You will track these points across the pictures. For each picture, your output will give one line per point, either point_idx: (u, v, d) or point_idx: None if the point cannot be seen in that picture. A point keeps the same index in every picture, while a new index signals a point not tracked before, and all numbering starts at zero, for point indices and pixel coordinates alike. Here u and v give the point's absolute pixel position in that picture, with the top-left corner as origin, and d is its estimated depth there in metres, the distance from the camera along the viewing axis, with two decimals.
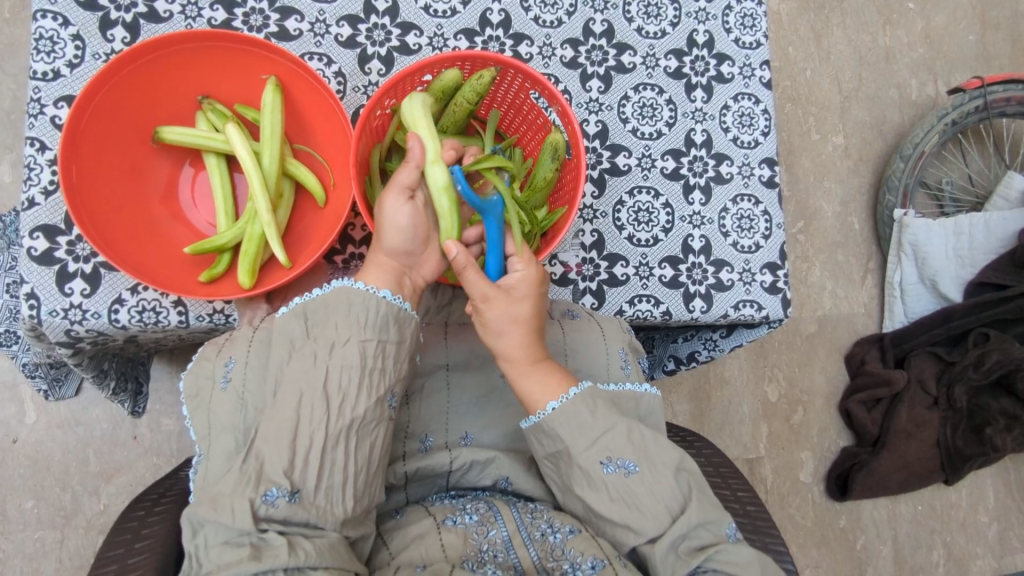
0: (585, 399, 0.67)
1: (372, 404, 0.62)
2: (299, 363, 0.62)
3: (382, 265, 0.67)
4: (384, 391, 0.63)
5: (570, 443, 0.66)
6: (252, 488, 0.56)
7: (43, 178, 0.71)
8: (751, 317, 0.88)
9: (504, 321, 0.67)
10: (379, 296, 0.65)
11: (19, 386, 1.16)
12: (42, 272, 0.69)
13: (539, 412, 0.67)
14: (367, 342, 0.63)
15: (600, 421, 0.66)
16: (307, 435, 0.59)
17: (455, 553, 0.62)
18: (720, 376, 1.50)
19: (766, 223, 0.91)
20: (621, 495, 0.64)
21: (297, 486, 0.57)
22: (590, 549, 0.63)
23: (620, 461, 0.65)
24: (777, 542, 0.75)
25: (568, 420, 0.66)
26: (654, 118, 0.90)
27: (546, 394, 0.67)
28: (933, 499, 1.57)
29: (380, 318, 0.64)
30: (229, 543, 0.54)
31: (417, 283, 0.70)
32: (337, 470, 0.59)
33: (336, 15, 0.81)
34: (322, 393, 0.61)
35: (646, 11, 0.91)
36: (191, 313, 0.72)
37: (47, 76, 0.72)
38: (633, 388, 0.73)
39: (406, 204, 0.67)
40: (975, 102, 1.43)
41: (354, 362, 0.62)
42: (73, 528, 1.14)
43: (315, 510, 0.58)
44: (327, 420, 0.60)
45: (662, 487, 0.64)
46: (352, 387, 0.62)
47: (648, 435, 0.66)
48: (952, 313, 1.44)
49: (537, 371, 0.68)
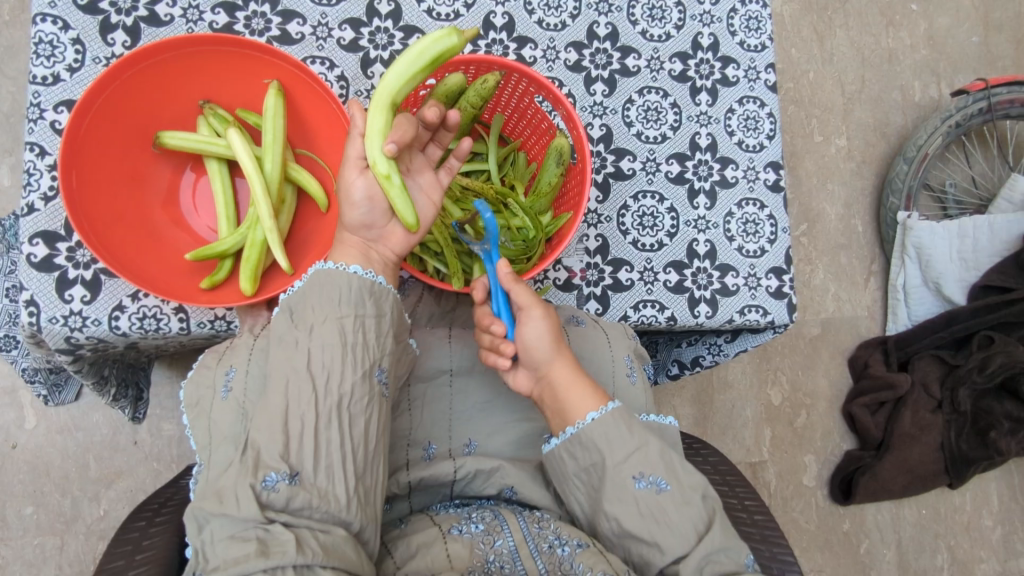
0: (623, 416, 0.67)
1: (359, 380, 0.61)
2: (281, 350, 0.62)
3: (346, 243, 0.66)
4: (370, 365, 0.62)
5: (606, 454, 0.65)
6: (251, 475, 0.55)
7: (43, 183, 0.70)
8: (756, 322, 0.87)
9: (544, 338, 0.69)
10: (350, 273, 0.64)
11: (19, 390, 1.16)
12: (42, 279, 0.68)
13: (579, 422, 0.66)
14: (344, 318, 0.62)
15: (635, 436, 0.66)
16: (298, 417, 0.58)
17: (461, 563, 0.62)
18: (723, 380, 1.49)
19: (772, 227, 0.90)
20: (651, 511, 0.63)
21: (296, 468, 0.57)
22: (600, 565, 0.62)
23: (652, 478, 0.64)
24: (786, 552, 0.74)
25: (604, 432, 0.66)
26: (659, 122, 0.89)
27: (585, 404, 0.67)
28: (936, 502, 1.56)
29: (354, 293, 0.63)
30: (235, 537, 0.53)
31: (387, 255, 0.68)
32: (333, 448, 0.58)
33: (338, 18, 0.80)
34: (307, 375, 0.60)
35: (650, 14, 0.90)
36: (192, 320, 0.72)
37: (47, 80, 0.71)
38: (658, 419, 0.74)
39: (357, 177, 0.64)
40: (978, 104, 1.43)
41: (334, 339, 0.61)
42: (73, 534, 1.13)
43: (318, 492, 0.57)
44: (316, 401, 0.59)
45: (690, 510, 0.63)
46: (336, 363, 0.61)
47: (678, 458, 0.66)
48: (955, 316, 1.43)
49: (577, 385, 0.69)
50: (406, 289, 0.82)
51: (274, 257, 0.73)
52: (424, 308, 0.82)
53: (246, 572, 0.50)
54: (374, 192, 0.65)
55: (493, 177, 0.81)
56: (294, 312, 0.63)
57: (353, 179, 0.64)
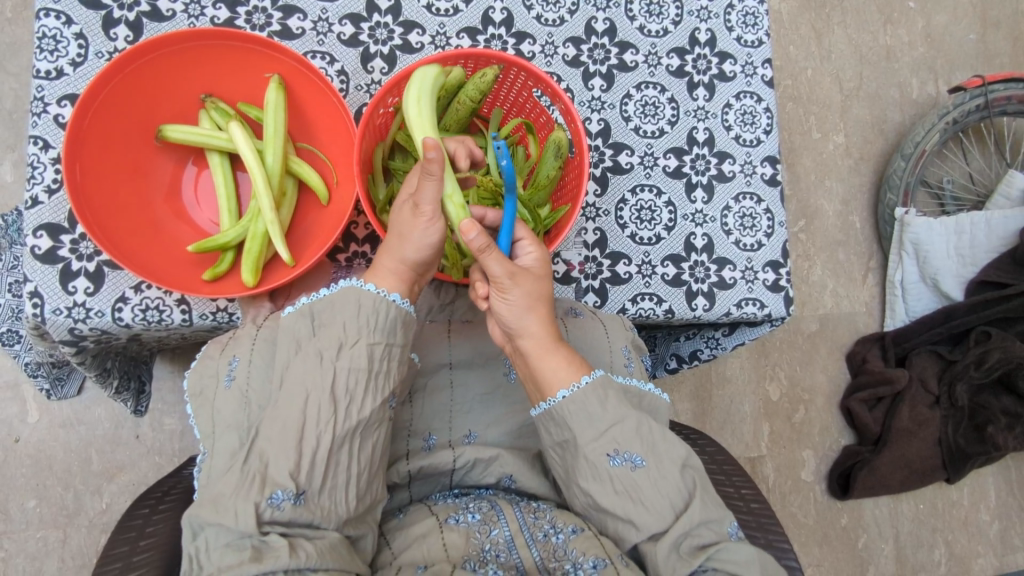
0: (596, 389, 0.67)
1: (378, 407, 0.62)
2: (305, 362, 0.62)
3: (391, 268, 0.65)
4: (387, 394, 0.63)
5: (577, 433, 0.66)
6: (257, 491, 0.56)
7: (46, 176, 0.71)
8: (753, 315, 0.88)
9: (526, 302, 0.67)
10: (391, 300, 0.64)
11: (21, 385, 1.16)
12: (45, 271, 0.69)
13: (550, 399, 0.67)
14: (374, 343, 0.63)
15: (609, 414, 0.66)
16: (314, 436, 0.59)
17: (457, 553, 0.63)
18: (721, 375, 1.50)
19: (769, 221, 0.91)
20: (625, 488, 0.64)
21: (302, 488, 0.57)
22: (593, 549, 0.63)
23: (627, 454, 0.65)
24: (781, 540, 0.75)
25: (578, 410, 0.66)
26: (656, 116, 0.90)
27: (563, 377, 0.67)
28: (934, 498, 1.57)
29: (388, 322, 0.64)
30: (231, 545, 0.54)
31: (422, 284, 0.69)
32: (341, 470, 0.60)
33: (339, 13, 0.81)
34: (329, 395, 0.60)
35: (648, 10, 0.91)
36: (194, 311, 0.72)
37: (51, 74, 0.72)
38: (638, 386, 0.73)
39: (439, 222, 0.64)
40: (976, 101, 1.44)
41: (362, 364, 0.62)
42: (75, 527, 1.14)
43: (320, 511, 0.58)
44: (334, 422, 0.60)
45: (667, 483, 0.64)
46: (360, 388, 0.61)
47: (657, 430, 0.67)
48: (953, 311, 1.44)
49: (553, 355, 0.68)
50: None
51: (275, 249, 0.73)
52: (423, 301, 0.82)
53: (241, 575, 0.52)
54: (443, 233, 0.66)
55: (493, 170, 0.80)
56: (324, 331, 0.63)
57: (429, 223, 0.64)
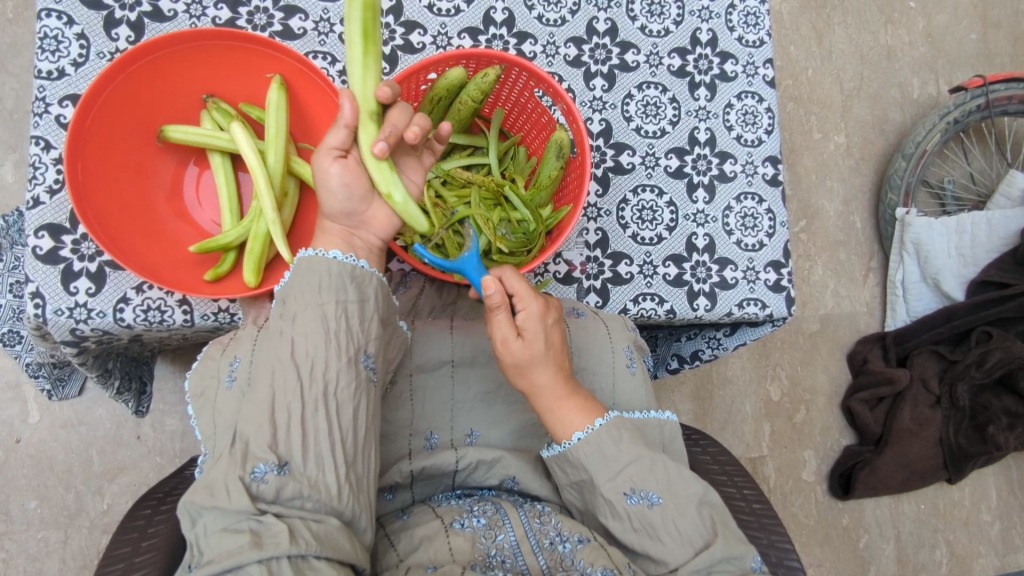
0: (610, 431, 0.68)
1: (345, 367, 0.61)
2: (270, 341, 0.62)
3: (328, 231, 0.65)
4: (354, 352, 0.62)
5: (594, 473, 0.67)
6: (240, 466, 0.56)
7: (48, 176, 0.71)
8: (754, 315, 0.88)
9: (530, 364, 0.67)
10: (328, 258, 0.63)
11: (22, 386, 1.16)
12: (47, 271, 0.69)
13: (565, 443, 0.68)
14: (325, 304, 0.62)
15: (625, 453, 0.67)
16: (285, 408, 0.58)
17: (463, 557, 0.63)
18: (722, 375, 1.50)
19: (770, 221, 0.91)
20: (643, 526, 0.65)
21: (284, 458, 0.57)
22: (600, 560, 0.64)
23: (643, 493, 0.66)
24: (784, 540, 0.75)
25: (593, 451, 0.67)
26: (658, 116, 0.90)
27: (572, 424, 0.68)
28: (935, 498, 1.57)
29: (334, 278, 0.62)
30: (228, 529, 0.54)
31: (371, 241, 0.67)
32: (321, 438, 0.58)
33: (340, 13, 0.81)
34: (291, 365, 0.60)
35: (649, 10, 0.91)
36: (196, 312, 0.72)
37: (52, 75, 0.72)
38: (657, 416, 0.74)
39: (333, 163, 0.62)
40: (977, 101, 1.44)
41: (317, 327, 0.61)
42: (76, 528, 1.14)
43: (308, 481, 0.57)
44: (302, 391, 0.59)
45: (685, 521, 0.65)
46: (320, 351, 0.60)
47: (672, 467, 0.67)
48: (954, 311, 1.44)
49: (564, 401, 0.69)
50: (407, 282, 0.82)
51: (277, 249, 0.74)
52: (425, 302, 0.81)
53: (243, 561, 0.51)
54: (357, 180, 0.63)
55: (494, 171, 0.80)
56: (282, 305, 0.63)
57: (329, 167, 0.62)
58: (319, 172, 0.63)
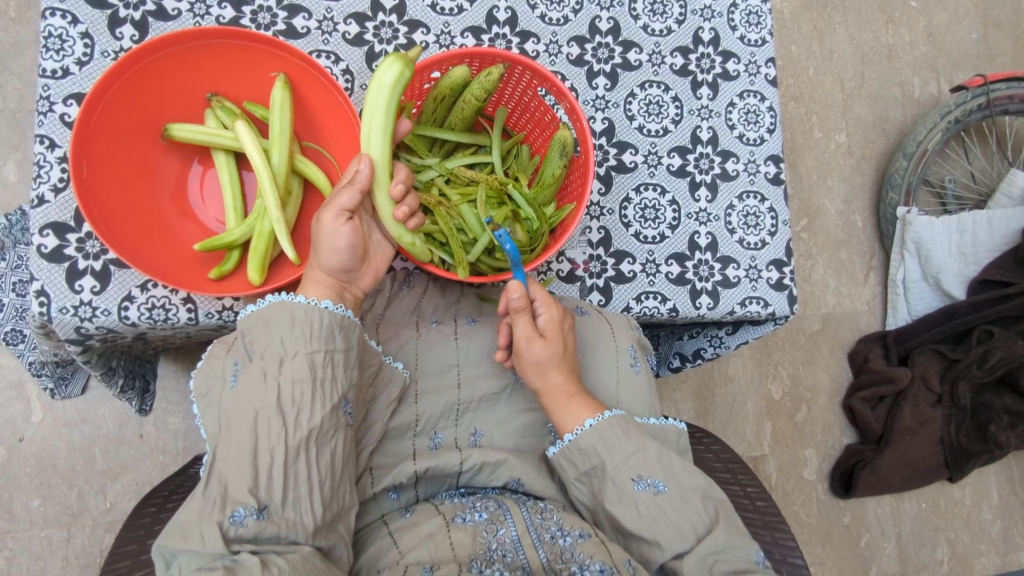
0: (618, 423, 0.71)
1: (328, 413, 0.62)
2: (250, 382, 0.61)
3: (321, 282, 0.67)
4: (338, 399, 0.63)
5: (605, 459, 0.69)
6: (219, 510, 0.55)
7: (53, 175, 0.71)
8: (757, 314, 0.88)
9: (548, 363, 0.72)
10: (321, 308, 0.64)
11: (25, 384, 1.16)
12: (52, 269, 0.69)
13: (576, 429, 0.71)
14: (314, 353, 0.62)
15: (633, 441, 0.70)
16: (267, 451, 0.58)
17: (464, 552, 0.64)
18: (724, 374, 1.50)
19: (772, 220, 0.91)
20: (651, 512, 0.67)
21: (264, 502, 0.57)
22: (599, 554, 0.64)
23: (650, 480, 0.68)
24: (787, 537, 0.75)
25: (603, 438, 0.70)
26: (660, 115, 0.90)
27: (579, 416, 0.72)
28: (936, 497, 1.57)
29: (324, 328, 0.64)
30: (202, 568, 0.53)
31: (355, 293, 0.70)
32: (302, 481, 0.59)
33: (343, 12, 0.81)
34: (276, 409, 0.60)
35: (651, 9, 0.91)
36: (200, 310, 0.72)
37: (57, 74, 0.72)
38: (660, 422, 0.76)
39: (344, 225, 0.66)
40: (977, 100, 1.44)
41: (305, 375, 0.61)
42: (80, 526, 1.14)
43: (286, 523, 0.57)
44: (285, 434, 0.59)
45: (689, 510, 0.67)
46: (306, 398, 0.61)
47: (678, 462, 0.69)
48: (955, 310, 1.44)
49: (573, 399, 0.73)
50: (412, 282, 0.82)
51: (281, 248, 0.74)
52: (429, 302, 0.81)
53: None
54: (357, 239, 0.67)
55: (496, 169, 0.80)
56: (262, 348, 0.63)
57: (339, 226, 0.65)
58: (327, 230, 0.65)
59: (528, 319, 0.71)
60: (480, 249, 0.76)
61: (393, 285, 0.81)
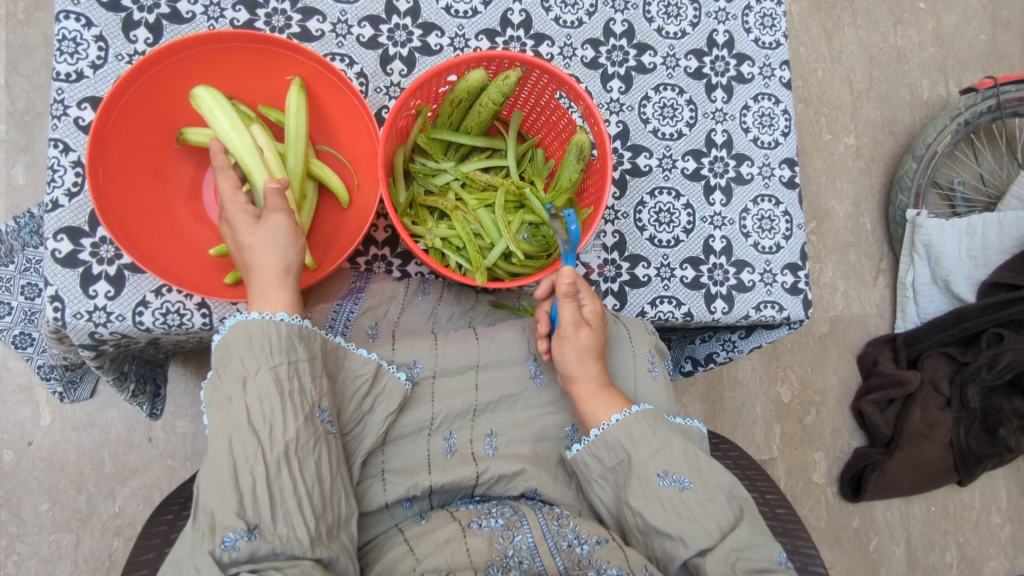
0: (647, 418, 0.71)
1: (302, 425, 0.60)
2: (220, 409, 0.60)
3: (281, 289, 0.65)
4: (311, 408, 0.61)
5: (632, 452, 0.69)
6: (209, 539, 0.55)
7: (67, 179, 0.70)
8: (771, 318, 0.88)
9: (583, 353, 0.72)
10: (276, 321, 0.62)
11: (34, 387, 1.16)
12: (66, 274, 0.68)
13: (604, 424, 0.71)
14: (277, 366, 0.60)
15: (659, 436, 0.70)
16: (247, 472, 0.57)
17: (480, 558, 0.63)
18: (733, 376, 1.50)
19: (787, 223, 0.90)
20: (675, 506, 0.66)
21: (254, 522, 0.56)
22: (617, 561, 0.64)
23: (675, 476, 0.68)
24: (808, 546, 0.75)
25: (630, 433, 0.70)
26: (675, 118, 0.90)
27: (607, 411, 0.72)
28: (946, 500, 1.57)
29: (284, 339, 0.61)
30: None
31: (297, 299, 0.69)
32: (288, 495, 0.58)
33: (357, 15, 0.81)
34: (250, 431, 0.58)
35: (666, 11, 0.90)
36: (215, 315, 0.72)
37: (71, 77, 0.72)
38: (685, 424, 0.75)
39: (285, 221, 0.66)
40: (988, 102, 1.43)
41: (271, 389, 0.60)
42: (88, 530, 1.14)
43: (279, 540, 0.56)
44: (262, 452, 0.58)
45: (714, 506, 0.66)
46: (277, 413, 0.59)
47: (703, 456, 0.69)
48: (965, 313, 1.43)
49: (604, 393, 0.73)
50: (426, 288, 0.80)
51: None
52: (444, 309, 0.81)
53: None
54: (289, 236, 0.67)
55: (512, 173, 0.80)
56: (222, 370, 0.61)
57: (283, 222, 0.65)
58: (268, 230, 0.65)
59: (574, 306, 0.71)
60: (498, 254, 0.76)
61: (407, 293, 0.79)
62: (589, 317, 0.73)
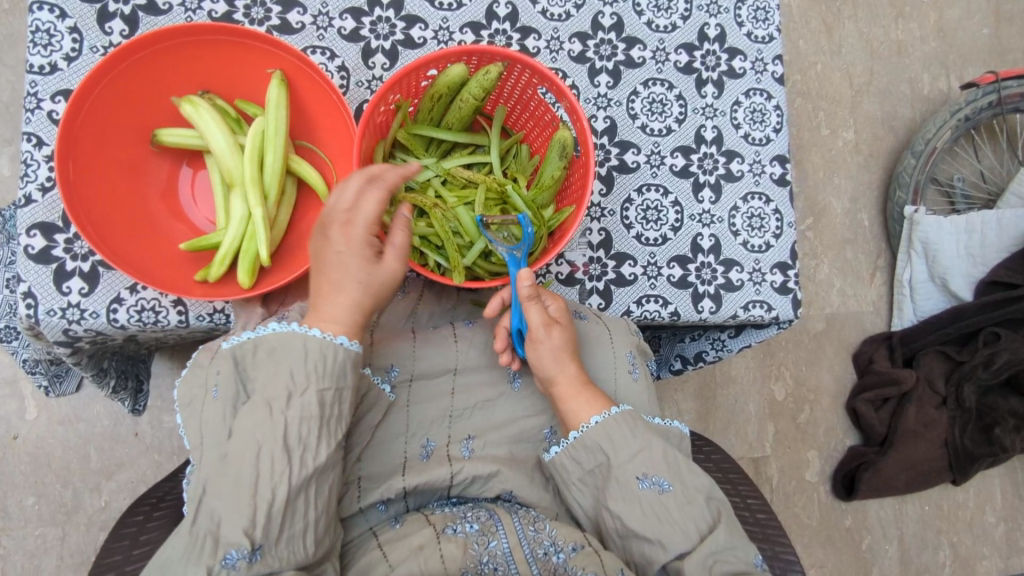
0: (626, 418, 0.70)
1: (331, 453, 0.60)
2: (251, 414, 0.59)
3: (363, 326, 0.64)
4: (342, 436, 0.61)
5: (610, 455, 0.68)
6: (210, 555, 0.55)
7: (40, 174, 0.69)
8: (760, 318, 0.86)
9: (558, 354, 0.72)
10: (336, 343, 0.61)
11: (20, 381, 1.16)
12: (39, 271, 0.67)
13: (582, 426, 0.70)
14: (324, 391, 0.60)
15: (639, 438, 0.68)
16: (269, 487, 0.56)
17: (455, 565, 0.62)
18: (726, 374, 1.49)
19: (777, 221, 0.89)
20: (654, 509, 0.65)
21: (258, 543, 0.55)
22: (593, 567, 0.63)
23: (655, 479, 0.67)
24: (788, 552, 0.74)
25: (609, 435, 0.69)
26: (664, 114, 0.88)
27: (586, 412, 0.70)
28: (940, 499, 1.56)
29: (336, 366, 0.60)
30: None
31: None
32: (299, 519, 0.58)
33: (339, 7, 0.79)
34: (282, 446, 0.57)
35: (656, 4, 0.88)
36: (191, 313, 0.71)
37: (44, 70, 0.71)
38: (666, 424, 0.74)
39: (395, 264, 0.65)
40: (988, 98, 1.41)
41: (314, 411, 0.59)
42: (74, 525, 1.13)
43: (277, 561, 0.56)
44: (290, 472, 0.57)
45: (692, 510, 0.66)
46: (313, 436, 0.59)
47: (682, 458, 0.69)
48: (962, 311, 1.41)
49: (581, 393, 0.71)
50: (406, 287, 0.80)
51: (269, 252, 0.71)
52: (424, 308, 0.80)
53: None
54: None
55: (495, 170, 0.78)
56: (267, 376, 0.60)
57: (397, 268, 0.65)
58: (387, 275, 0.64)
59: (540, 308, 0.70)
60: (477, 253, 0.75)
61: None
62: (555, 317, 0.72)
